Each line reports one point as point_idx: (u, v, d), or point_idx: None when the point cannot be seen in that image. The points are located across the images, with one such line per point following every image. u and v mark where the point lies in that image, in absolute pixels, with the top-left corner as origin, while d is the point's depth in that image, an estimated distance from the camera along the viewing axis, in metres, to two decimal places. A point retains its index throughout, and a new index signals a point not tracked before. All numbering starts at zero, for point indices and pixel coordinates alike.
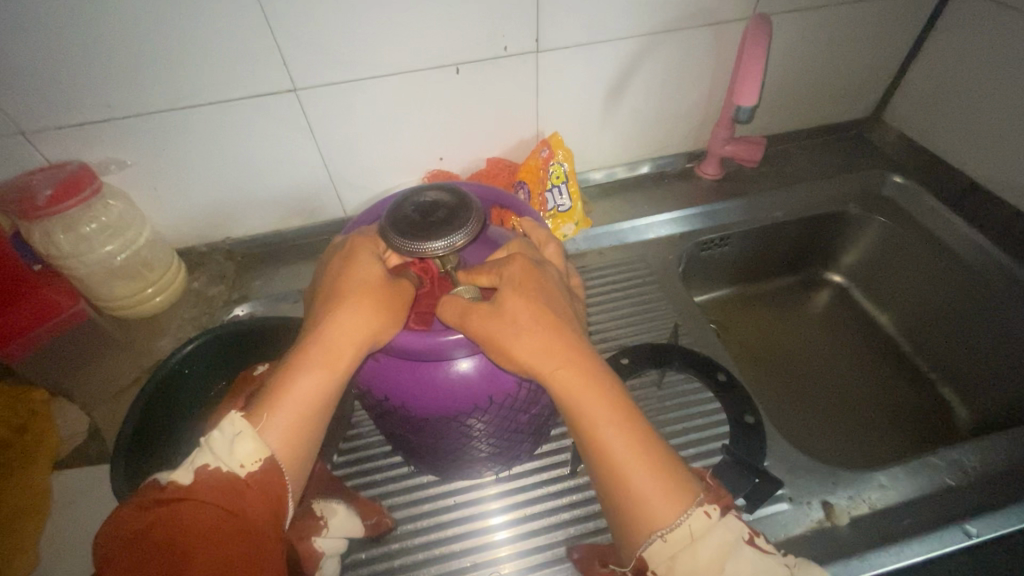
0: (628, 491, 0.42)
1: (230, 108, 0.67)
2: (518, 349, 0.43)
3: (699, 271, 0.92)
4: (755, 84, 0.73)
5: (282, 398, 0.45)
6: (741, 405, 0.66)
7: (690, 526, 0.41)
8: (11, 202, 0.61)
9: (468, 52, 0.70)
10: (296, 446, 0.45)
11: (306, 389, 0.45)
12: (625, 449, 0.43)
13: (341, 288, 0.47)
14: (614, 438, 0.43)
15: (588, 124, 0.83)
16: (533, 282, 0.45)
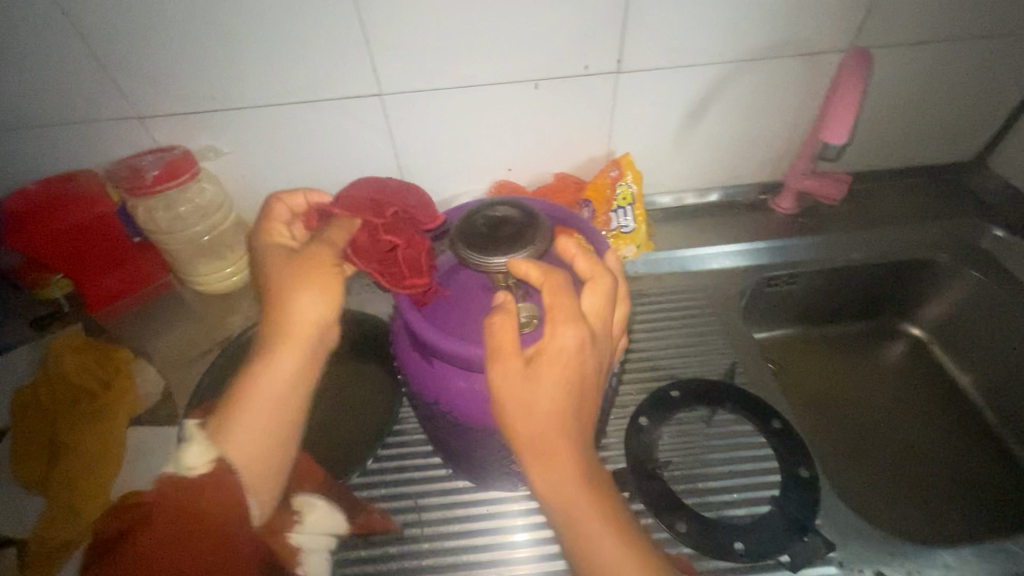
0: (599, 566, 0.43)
1: (319, 108, 0.71)
2: (529, 414, 0.43)
3: (763, 306, 0.88)
4: (846, 122, 0.69)
5: (254, 394, 0.50)
6: (797, 457, 0.62)
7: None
8: (122, 177, 0.68)
9: (549, 68, 0.71)
10: (253, 438, 0.50)
11: (277, 386, 0.51)
12: (603, 526, 0.44)
13: (298, 280, 0.53)
14: (592, 514, 0.44)
15: (662, 147, 0.82)
16: (581, 357, 0.43)
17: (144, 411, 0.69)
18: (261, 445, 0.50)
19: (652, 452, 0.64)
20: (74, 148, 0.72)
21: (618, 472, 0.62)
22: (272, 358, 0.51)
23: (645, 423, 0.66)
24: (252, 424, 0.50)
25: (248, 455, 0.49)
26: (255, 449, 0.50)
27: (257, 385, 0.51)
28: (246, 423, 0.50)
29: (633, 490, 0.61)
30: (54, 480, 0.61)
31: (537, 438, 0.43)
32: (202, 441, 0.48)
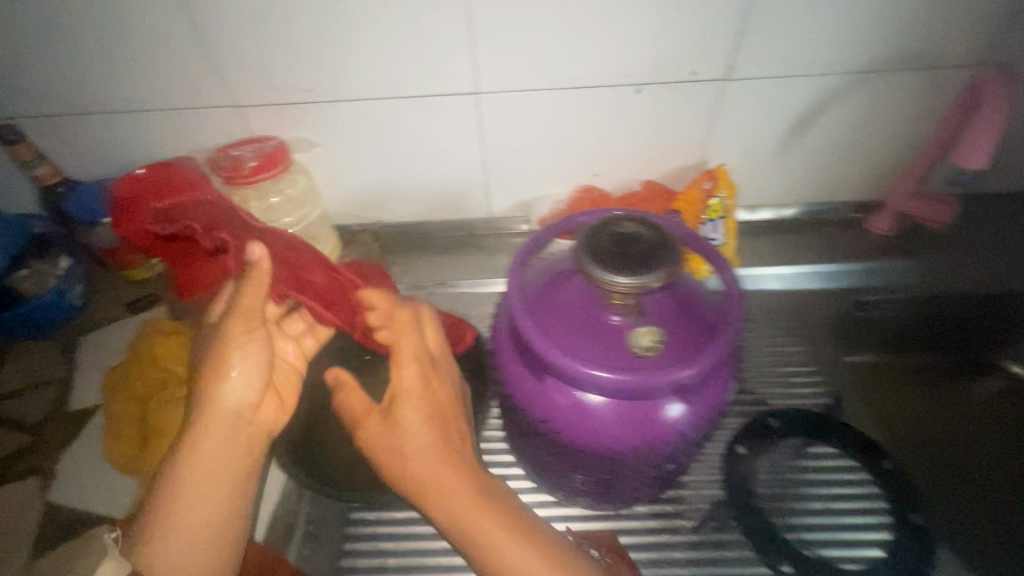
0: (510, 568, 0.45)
1: (414, 103, 0.69)
2: (414, 449, 0.49)
3: (850, 331, 0.80)
4: (985, 148, 0.65)
5: (184, 480, 0.48)
6: (907, 501, 0.59)
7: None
8: (223, 167, 0.69)
9: (654, 72, 0.68)
10: (197, 522, 0.48)
11: (212, 457, 0.49)
12: (501, 532, 0.46)
13: (225, 359, 0.51)
14: (490, 523, 0.46)
15: (758, 159, 0.78)
16: (423, 396, 0.51)
17: None
18: (203, 526, 0.48)
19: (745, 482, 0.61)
20: (171, 134, 0.72)
21: (710, 507, 0.60)
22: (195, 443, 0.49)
23: (739, 450, 0.62)
24: (191, 511, 0.48)
25: (181, 544, 0.47)
26: (215, 523, 0.48)
27: (182, 472, 0.48)
28: (183, 508, 0.47)
29: (722, 520, 0.59)
30: (147, 463, 0.62)
31: (426, 471, 0.48)
32: (128, 547, 0.47)
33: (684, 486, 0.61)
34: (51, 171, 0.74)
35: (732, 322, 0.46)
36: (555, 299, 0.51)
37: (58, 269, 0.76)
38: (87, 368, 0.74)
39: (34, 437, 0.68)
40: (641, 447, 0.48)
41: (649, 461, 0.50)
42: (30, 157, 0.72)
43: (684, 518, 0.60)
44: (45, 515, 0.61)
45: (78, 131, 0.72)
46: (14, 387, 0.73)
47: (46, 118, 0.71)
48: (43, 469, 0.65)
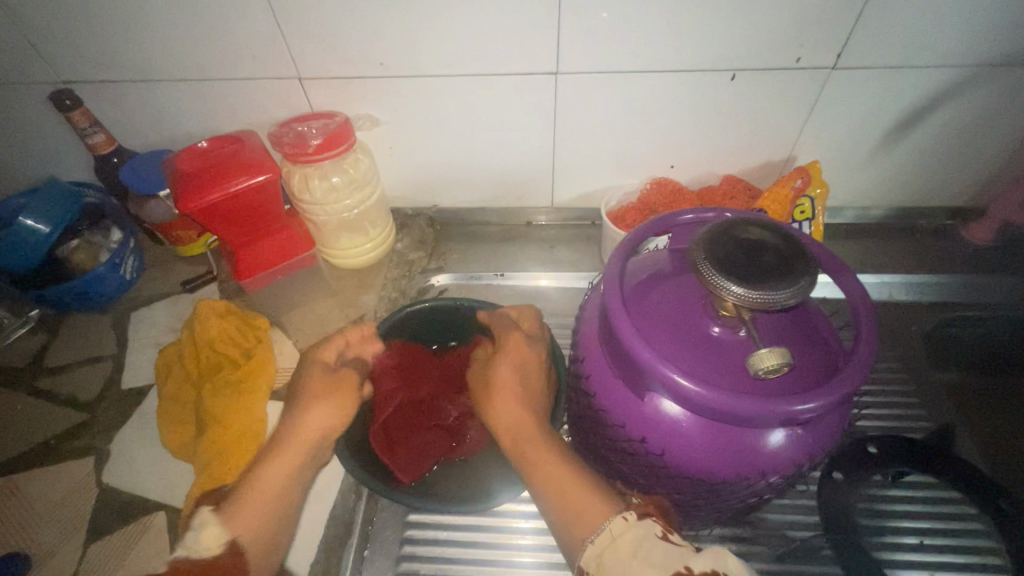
0: (575, 506, 0.41)
1: (487, 82, 0.64)
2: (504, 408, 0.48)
3: (944, 345, 0.67)
4: None
5: (256, 484, 0.46)
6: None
7: (608, 530, 0.39)
8: (286, 143, 0.64)
9: (756, 58, 0.61)
10: (264, 523, 0.45)
11: (281, 476, 0.47)
12: (574, 475, 0.43)
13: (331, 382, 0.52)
14: (564, 465, 0.44)
15: (852, 157, 0.72)
16: (521, 349, 0.52)
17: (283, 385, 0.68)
18: (266, 530, 0.45)
19: (847, 515, 0.54)
20: (231, 105, 0.69)
21: (802, 543, 0.53)
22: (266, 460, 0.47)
23: (839, 478, 0.56)
24: (254, 515, 0.45)
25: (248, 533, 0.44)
26: (266, 530, 0.45)
27: (258, 474, 0.46)
28: (252, 511, 0.45)
29: (818, 555, 0.53)
30: (204, 450, 0.60)
31: (513, 423, 0.48)
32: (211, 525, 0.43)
33: (768, 510, 0.56)
34: (105, 139, 0.71)
35: (859, 364, 0.38)
36: (649, 300, 0.45)
37: (112, 241, 0.76)
38: (140, 347, 0.73)
39: (91, 414, 0.68)
40: (738, 477, 0.42)
41: (744, 492, 0.44)
42: (87, 125, 0.68)
43: (760, 543, 0.54)
44: (102, 495, 0.61)
45: (136, 99, 0.69)
46: (71, 362, 0.73)
47: (105, 85, 0.68)
48: (100, 447, 0.64)
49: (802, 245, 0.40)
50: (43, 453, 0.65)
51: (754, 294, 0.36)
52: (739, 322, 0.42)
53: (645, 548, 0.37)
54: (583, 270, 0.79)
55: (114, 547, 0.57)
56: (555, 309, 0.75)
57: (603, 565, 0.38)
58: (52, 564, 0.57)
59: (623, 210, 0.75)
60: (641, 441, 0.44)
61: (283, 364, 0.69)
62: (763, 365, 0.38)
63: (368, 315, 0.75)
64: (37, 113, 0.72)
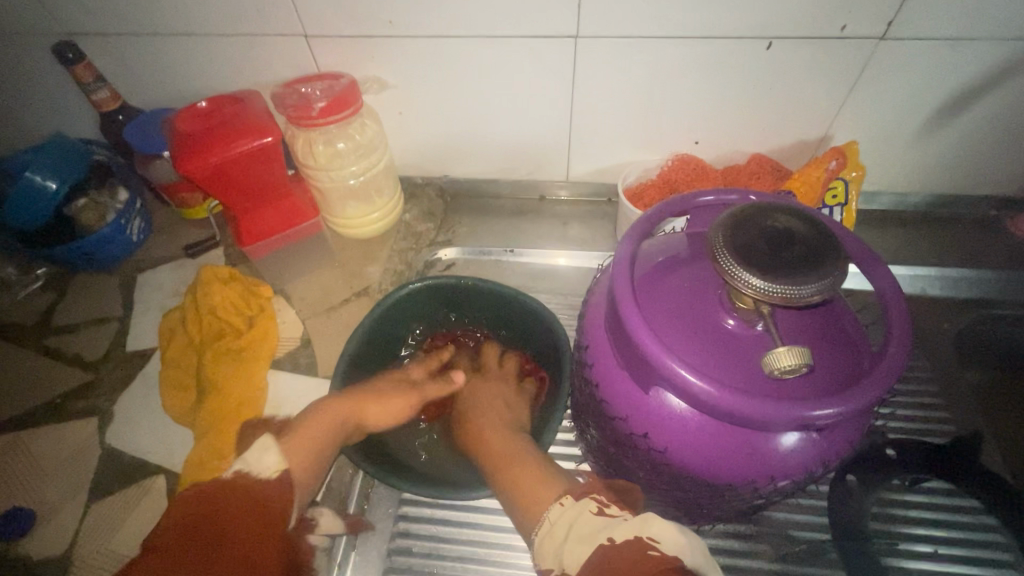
0: (526, 496, 0.46)
1: (501, 46, 0.60)
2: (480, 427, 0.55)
3: (973, 343, 0.64)
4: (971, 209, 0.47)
5: (311, 424, 0.50)
6: None
7: (549, 517, 0.42)
8: (290, 105, 0.61)
9: (796, 25, 0.55)
10: (307, 460, 0.47)
11: (329, 426, 0.50)
12: (530, 468, 0.48)
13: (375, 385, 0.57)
14: (525, 462, 0.49)
15: (894, 137, 0.66)
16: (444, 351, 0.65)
17: (284, 355, 0.67)
18: (309, 464, 0.47)
19: (857, 520, 0.52)
20: (236, 63, 0.66)
21: (807, 545, 0.52)
22: (324, 407, 0.51)
23: (852, 481, 0.54)
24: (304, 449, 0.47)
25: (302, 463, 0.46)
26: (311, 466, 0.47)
27: (315, 416, 0.51)
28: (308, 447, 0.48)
29: (824, 558, 0.51)
30: (204, 417, 0.60)
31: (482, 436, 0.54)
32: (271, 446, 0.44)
33: (775, 508, 0.54)
34: (111, 96, 0.69)
35: (885, 368, 0.35)
36: (661, 288, 0.42)
37: (118, 201, 0.75)
38: (145, 311, 0.73)
39: (97, 375, 0.68)
40: (744, 479, 0.40)
41: (749, 495, 0.41)
42: (91, 80, 0.66)
43: (763, 542, 0.52)
44: (106, 456, 0.62)
45: (140, 54, 0.67)
46: (77, 322, 0.73)
47: (107, 38, 0.65)
48: (104, 409, 0.65)
49: (833, 235, 0.36)
50: (51, 411, 0.66)
51: (774, 288, 0.34)
52: (756, 316, 0.39)
53: (577, 523, 0.40)
54: (596, 250, 0.75)
55: (117, 506, 0.58)
56: (565, 289, 0.73)
57: (543, 548, 0.41)
58: (56, 520, 0.58)
59: (641, 187, 0.71)
60: (643, 436, 0.42)
61: (285, 334, 0.69)
62: (779, 365, 0.35)
63: (374, 288, 0.74)
64: (41, 66, 0.70)
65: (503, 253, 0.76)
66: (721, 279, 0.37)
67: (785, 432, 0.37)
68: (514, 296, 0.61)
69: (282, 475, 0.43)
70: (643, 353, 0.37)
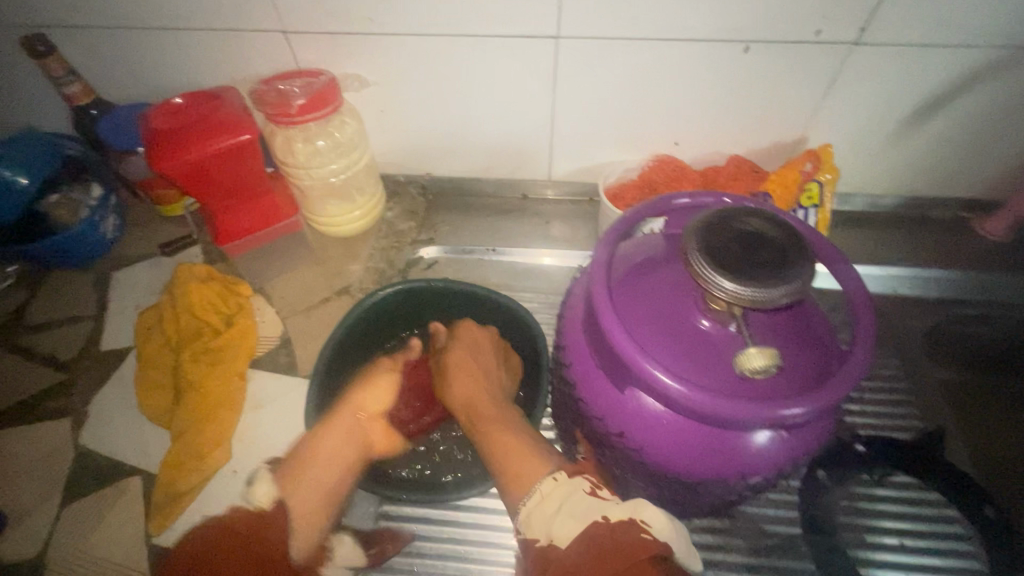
0: (512, 471, 0.44)
1: (483, 45, 0.60)
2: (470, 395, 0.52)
3: (941, 341, 0.66)
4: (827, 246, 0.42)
5: (313, 453, 0.49)
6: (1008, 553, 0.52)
7: (540, 490, 0.41)
8: (269, 102, 0.61)
9: (773, 30, 0.56)
10: (304, 497, 0.45)
11: (332, 449, 0.49)
12: (518, 442, 0.46)
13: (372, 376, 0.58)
14: (513, 438, 0.46)
15: (867, 141, 0.68)
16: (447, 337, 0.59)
17: (264, 354, 0.67)
18: (313, 497, 0.46)
19: (827, 513, 0.54)
20: (213, 59, 0.65)
21: (779, 539, 0.53)
22: (323, 433, 0.50)
23: (822, 476, 0.55)
24: (306, 482, 0.46)
25: (302, 497, 0.45)
26: (314, 497, 0.46)
27: (316, 444, 0.49)
28: (311, 478, 0.46)
29: (794, 550, 0.53)
30: (182, 417, 0.60)
31: (498, 418, 0.49)
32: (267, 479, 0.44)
33: (749, 504, 0.55)
34: (83, 90, 0.68)
35: (850, 370, 0.36)
36: (637, 288, 0.43)
37: (92, 198, 0.73)
38: (120, 309, 0.72)
39: (71, 375, 0.67)
40: (717, 476, 0.40)
41: (722, 491, 0.42)
42: (62, 74, 0.65)
43: (736, 536, 0.54)
44: (79, 458, 0.61)
45: (114, 47, 0.65)
46: (49, 321, 0.72)
47: (80, 31, 0.64)
48: (77, 410, 0.64)
49: (802, 238, 0.37)
50: (23, 412, 0.65)
51: (746, 290, 0.34)
52: (729, 317, 0.40)
53: (569, 502, 0.39)
54: (577, 249, 0.76)
55: (91, 510, 0.57)
56: (547, 288, 0.73)
57: (531, 520, 0.40)
58: (28, 525, 0.57)
59: (622, 187, 0.72)
60: (619, 435, 0.42)
61: (265, 333, 0.68)
62: (749, 365, 0.36)
63: (355, 287, 0.73)
64: (9, 58, 0.68)
65: (484, 252, 0.76)
66: (695, 281, 0.37)
67: (756, 430, 0.38)
68: (487, 296, 0.61)
69: (275, 504, 0.43)
70: (618, 352, 0.37)
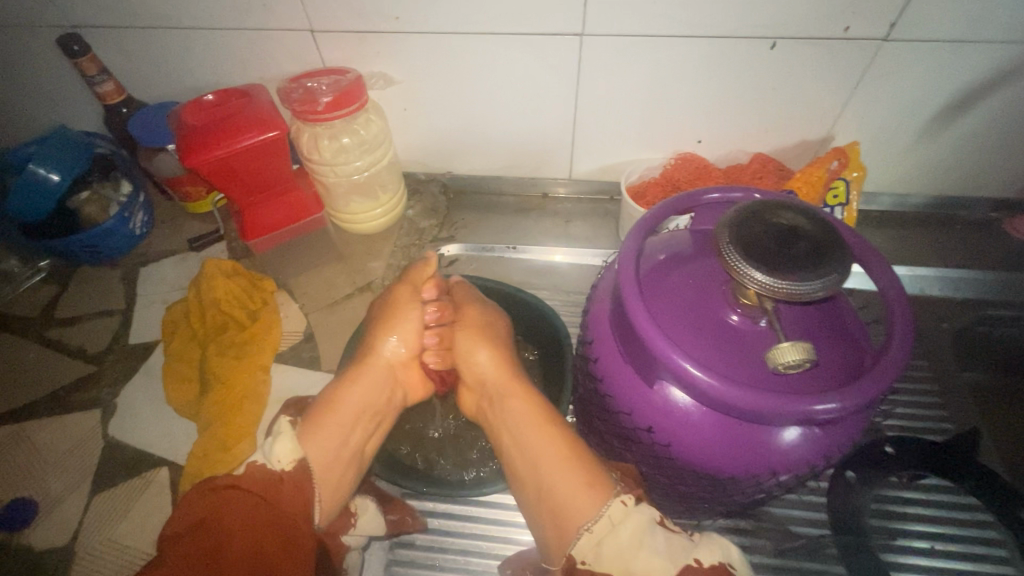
0: (563, 498, 0.43)
1: (508, 43, 0.60)
2: (521, 424, 0.48)
3: (972, 344, 0.64)
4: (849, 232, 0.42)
5: (339, 414, 0.50)
6: None
7: (609, 514, 0.41)
8: (296, 99, 0.61)
9: (799, 26, 0.56)
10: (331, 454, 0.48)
11: (359, 398, 0.51)
12: (562, 459, 0.45)
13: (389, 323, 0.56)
14: (554, 451, 0.45)
15: (896, 139, 0.67)
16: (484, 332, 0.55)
17: (288, 348, 0.68)
18: (335, 457, 0.48)
19: (857, 516, 0.53)
20: (242, 57, 0.66)
21: (807, 541, 0.53)
22: (354, 384, 0.52)
23: (852, 477, 0.54)
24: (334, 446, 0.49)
25: (330, 473, 0.48)
26: (339, 456, 0.49)
27: (342, 402, 0.51)
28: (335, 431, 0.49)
29: (823, 553, 0.52)
30: (208, 410, 0.60)
31: (522, 436, 0.47)
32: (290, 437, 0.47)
33: (774, 505, 0.55)
34: (115, 89, 0.69)
35: (886, 374, 0.35)
36: (666, 284, 0.43)
37: (121, 194, 0.75)
38: (148, 304, 0.74)
39: (100, 367, 0.68)
40: (746, 472, 0.40)
41: (751, 489, 0.42)
42: (95, 73, 0.66)
43: (764, 537, 0.53)
44: (107, 448, 0.62)
45: (146, 46, 0.67)
46: (80, 314, 0.74)
47: (113, 31, 0.65)
48: (107, 401, 0.65)
49: (837, 232, 0.37)
50: (53, 404, 0.66)
51: (780, 283, 0.34)
52: (760, 312, 0.39)
53: (648, 535, 0.39)
54: (598, 248, 0.76)
55: (120, 498, 0.58)
56: (568, 286, 0.73)
57: (604, 548, 0.40)
58: (58, 511, 0.58)
59: (643, 186, 0.72)
60: (647, 430, 0.42)
61: (289, 328, 0.69)
62: (783, 360, 0.35)
63: (377, 283, 0.74)
64: (44, 57, 0.70)
65: (505, 249, 0.76)
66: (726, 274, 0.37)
67: (787, 427, 0.38)
68: (514, 294, 0.62)
69: (296, 464, 0.46)
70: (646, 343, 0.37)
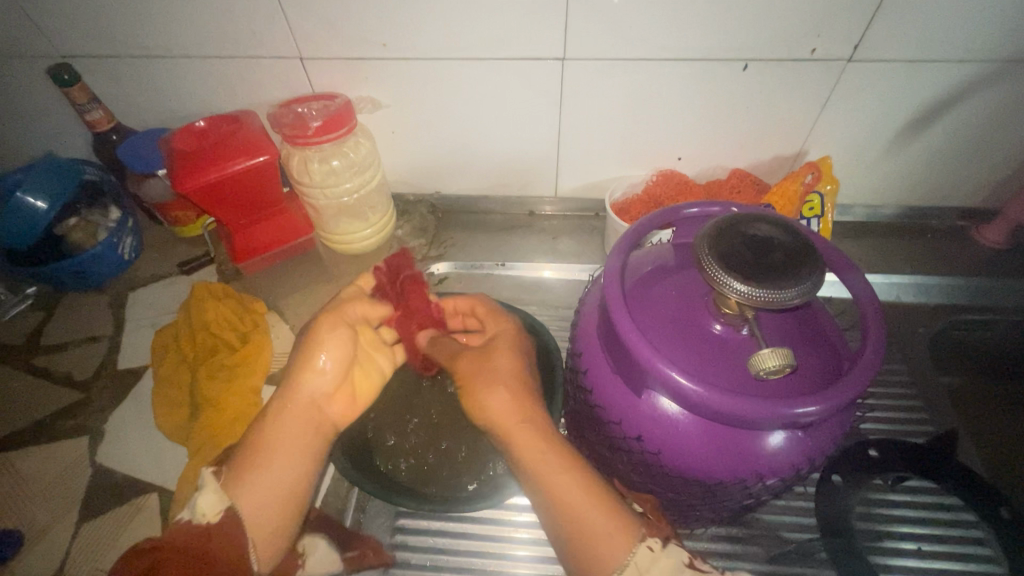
0: (590, 545, 0.40)
1: (492, 67, 0.63)
2: (537, 460, 0.44)
3: (946, 348, 0.67)
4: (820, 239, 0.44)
5: (262, 456, 0.46)
6: None
7: (637, 562, 0.39)
8: (286, 124, 0.63)
9: (768, 47, 0.59)
10: (262, 501, 0.44)
11: (288, 435, 0.47)
12: (585, 501, 0.42)
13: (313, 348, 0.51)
14: (577, 491, 0.42)
15: (865, 153, 0.70)
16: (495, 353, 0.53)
17: (279, 369, 0.68)
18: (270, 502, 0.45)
19: (845, 519, 0.54)
20: (232, 84, 0.68)
21: (797, 545, 0.53)
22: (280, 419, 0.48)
23: (838, 481, 0.56)
24: (264, 489, 0.45)
25: (264, 518, 0.44)
26: (275, 498, 0.45)
27: (265, 443, 0.46)
28: (266, 476, 0.45)
29: (814, 557, 0.53)
30: (198, 434, 0.60)
31: (540, 474, 0.44)
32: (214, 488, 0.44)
33: (764, 511, 0.56)
34: (104, 117, 0.70)
35: (862, 376, 0.36)
36: (651, 295, 0.44)
37: (110, 220, 0.75)
38: (136, 328, 0.73)
39: (88, 394, 0.68)
40: (735, 477, 0.41)
41: (740, 493, 0.43)
42: (85, 101, 0.67)
43: (756, 544, 0.54)
44: (95, 477, 0.61)
45: (136, 75, 0.68)
46: (67, 341, 0.73)
47: (104, 60, 0.67)
48: (94, 428, 0.65)
49: (810, 242, 0.38)
50: (39, 433, 0.65)
51: (758, 292, 0.35)
52: (741, 320, 0.41)
53: None
54: (585, 262, 0.78)
55: (108, 527, 0.57)
56: (556, 301, 0.74)
57: None
58: (43, 543, 0.57)
59: (627, 202, 0.74)
60: (637, 439, 0.43)
61: (279, 349, 0.70)
62: (764, 365, 0.36)
63: None
64: (33, 87, 0.71)
65: (494, 266, 0.77)
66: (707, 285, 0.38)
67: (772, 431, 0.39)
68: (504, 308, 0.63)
69: (222, 516, 0.43)
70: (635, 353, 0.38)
